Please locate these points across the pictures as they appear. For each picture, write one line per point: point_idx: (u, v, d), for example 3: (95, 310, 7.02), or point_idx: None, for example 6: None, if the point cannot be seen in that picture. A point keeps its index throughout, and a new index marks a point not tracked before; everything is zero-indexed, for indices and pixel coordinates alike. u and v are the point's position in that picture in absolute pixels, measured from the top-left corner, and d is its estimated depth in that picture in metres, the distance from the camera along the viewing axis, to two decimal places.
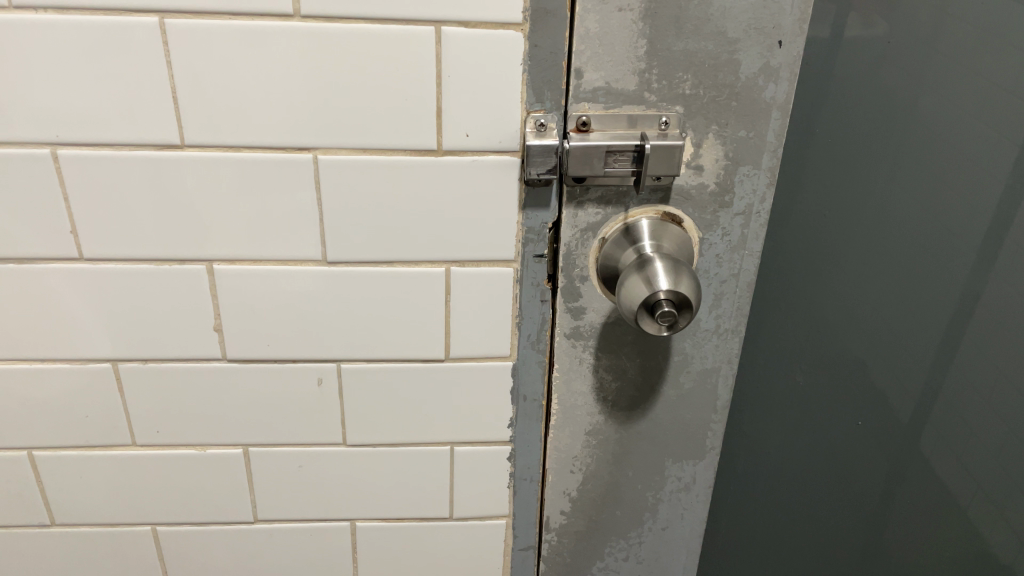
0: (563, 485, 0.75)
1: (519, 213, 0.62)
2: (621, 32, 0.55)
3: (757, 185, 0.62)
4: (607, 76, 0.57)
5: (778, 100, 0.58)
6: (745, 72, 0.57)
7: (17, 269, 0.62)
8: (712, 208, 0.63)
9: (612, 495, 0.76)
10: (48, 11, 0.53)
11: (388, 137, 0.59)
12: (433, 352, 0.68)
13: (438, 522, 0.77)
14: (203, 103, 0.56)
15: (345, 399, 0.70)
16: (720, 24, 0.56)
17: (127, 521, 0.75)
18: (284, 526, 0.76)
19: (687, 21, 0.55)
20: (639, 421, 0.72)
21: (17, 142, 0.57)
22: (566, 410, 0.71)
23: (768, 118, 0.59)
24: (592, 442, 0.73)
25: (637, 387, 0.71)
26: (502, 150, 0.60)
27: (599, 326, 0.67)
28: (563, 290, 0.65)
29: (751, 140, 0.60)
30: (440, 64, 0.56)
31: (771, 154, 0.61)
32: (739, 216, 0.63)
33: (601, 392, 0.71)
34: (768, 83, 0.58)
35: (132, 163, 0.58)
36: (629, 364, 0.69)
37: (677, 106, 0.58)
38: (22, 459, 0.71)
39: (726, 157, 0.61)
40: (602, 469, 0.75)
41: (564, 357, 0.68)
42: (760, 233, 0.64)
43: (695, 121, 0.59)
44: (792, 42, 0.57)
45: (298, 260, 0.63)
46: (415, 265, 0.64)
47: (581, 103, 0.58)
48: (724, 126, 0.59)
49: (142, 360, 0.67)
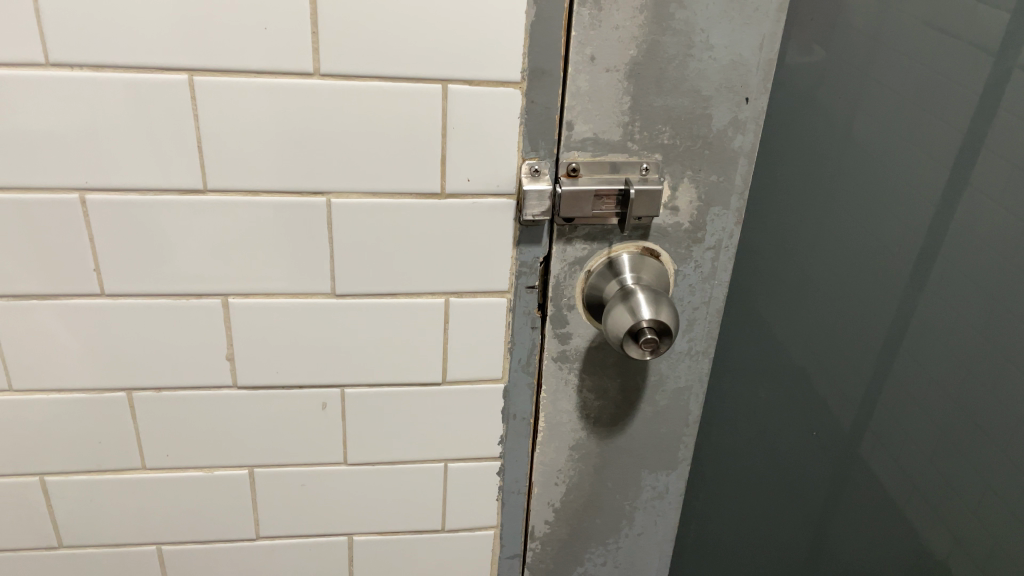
0: (547, 496, 0.81)
1: (513, 249, 0.68)
2: (608, 90, 0.62)
3: (726, 223, 0.69)
4: (594, 127, 0.64)
5: (745, 148, 0.66)
6: (717, 125, 0.65)
7: (39, 305, 0.65)
8: (686, 243, 0.70)
9: (592, 504, 0.82)
10: (85, 69, 0.57)
11: (396, 182, 0.64)
12: (431, 377, 0.73)
13: (431, 535, 0.82)
14: (226, 151, 0.61)
15: (347, 421, 0.74)
16: (695, 83, 0.63)
17: (132, 541, 0.78)
18: (284, 542, 0.80)
19: (666, 81, 0.62)
20: (618, 436, 0.79)
21: (47, 187, 0.61)
22: (552, 427, 0.77)
23: (736, 164, 0.66)
24: (575, 456, 0.79)
25: (617, 404, 0.77)
26: (500, 193, 0.65)
27: (584, 350, 0.73)
28: (552, 317, 0.71)
29: (721, 184, 0.67)
30: (446, 117, 0.62)
31: (739, 196, 0.68)
32: (710, 251, 0.70)
33: (584, 410, 0.77)
34: (737, 134, 0.65)
35: (156, 206, 0.63)
36: (610, 384, 0.76)
37: (656, 153, 0.65)
38: (33, 485, 0.73)
39: (699, 199, 0.68)
40: (584, 480, 0.81)
41: (551, 378, 0.74)
42: (729, 264, 0.71)
43: (672, 167, 0.66)
44: (758, 99, 0.64)
45: (309, 293, 0.68)
46: (418, 296, 0.69)
47: (572, 151, 0.64)
48: (698, 171, 0.66)
49: (156, 389, 0.70)
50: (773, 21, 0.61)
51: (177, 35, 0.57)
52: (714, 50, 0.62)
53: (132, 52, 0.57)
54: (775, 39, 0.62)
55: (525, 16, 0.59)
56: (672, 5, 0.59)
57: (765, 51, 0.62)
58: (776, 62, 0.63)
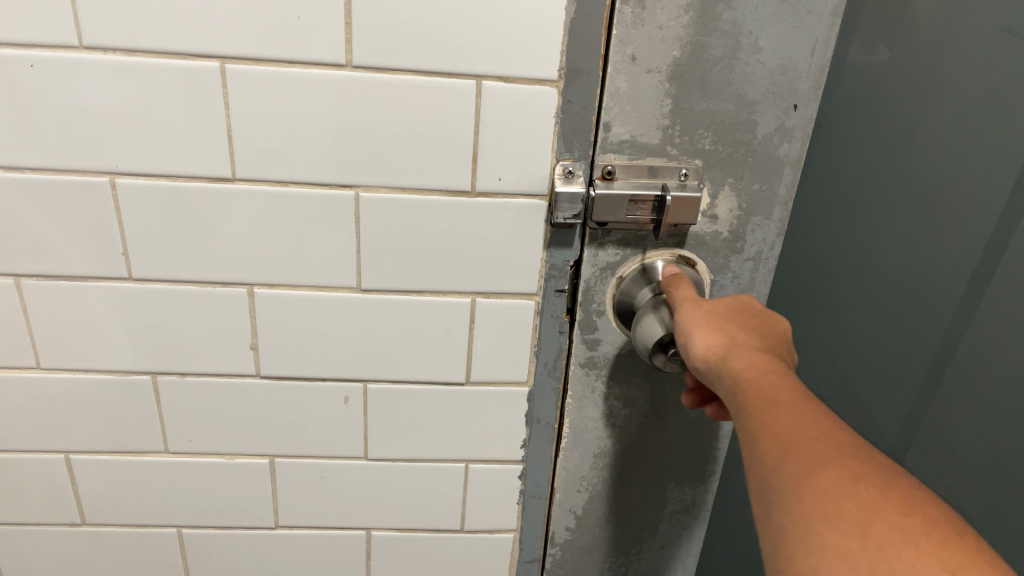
0: (569, 503, 0.80)
1: (543, 251, 0.66)
2: (648, 91, 0.60)
3: (767, 234, 0.66)
4: (632, 130, 0.61)
5: (791, 157, 0.63)
6: (762, 131, 0.62)
7: (68, 286, 0.65)
8: (724, 252, 0.67)
9: (616, 514, 0.80)
10: (119, 53, 0.57)
11: (425, 178, 0.62)
12: (455, 377, 0.72)
13: (450, 534, 0.81)
14: (256, 141, 0.60)
15: (369, 416, 0.74)
16: (740, 87, 0.60)
17: (154, 523, 0.78)
18: (303, 533, 0.80)
19: (710, 84, 0.60)
20: (644, 446, 0.77)
21: (79, 169, 0.61)
22: (576, 432, 0.76)
23: (781, 173, 0.63)
24: (599, 464, 0.78)
25: (645, 414, 0.75)
26: (532, 194, 0.63)
27: (612, 357, 0.71)
28: (581, 322, 0.69)
29: (764, 194, 0.64)
30: (479, 114, 0.60)
31: (782, 206, 0.65)
32: (749, 262, 0.68)
33: (610, 418, 0.75)
34: (783, 141, 0.62)
35: (184, 192, 0.62)
36: (638, 393, 0.74)
37: (696, 159, 0.63)
38: (59, 462, 0.74)
39: (740, 208, 0.65)
40: (607, 489, 0.79)
41: (577, 384, 0.73)
42: (768, 277, 0.69)
43: (713, 173, 0.63)
44: (807, 106, 0.61)
45: (334, 287, 0.67)
46: (444, 295, 0.68)
47: (608, 153, 0.62)
48: (740, 179, 0.64)
49: (180, 374, 0.70)
50: (827, 25, 0.58)
51: (209, 20, 0.56)
52: (762, 54, 0.59)
53: (165, 37, 0.57)
54: (828, 44, 0.59)
55: (565, 13, 0.57)
56: (719, 5, 0.57)
57: (817, 56, 0.59)
58: (828, 68, 0.60)
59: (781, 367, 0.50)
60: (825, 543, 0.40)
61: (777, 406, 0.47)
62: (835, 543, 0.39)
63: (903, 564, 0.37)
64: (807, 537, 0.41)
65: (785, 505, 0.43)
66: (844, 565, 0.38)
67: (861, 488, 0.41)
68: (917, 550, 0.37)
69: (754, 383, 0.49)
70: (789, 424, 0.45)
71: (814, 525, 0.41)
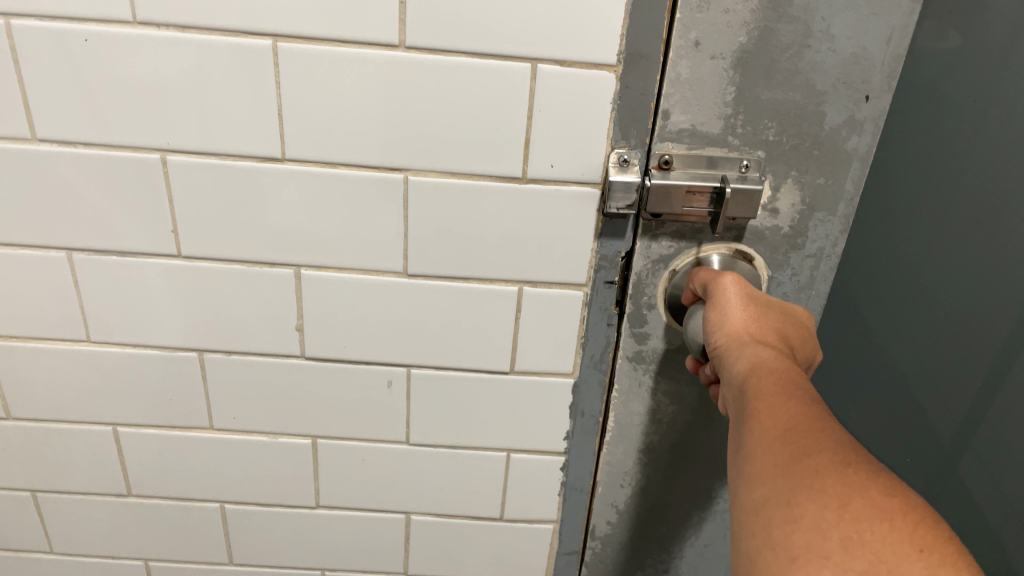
0: (611, 497, 0.79)
1: (594, 241, 0.64)
2: (711, 79, 0.57)
3: (830, 230, 0.63)
4: (693, 119, 0.59)
5: (860, 151, 0.60)
6: (830, 123, 0.59)
7: (119, 261, 0.66)
8: (784, 249, 0.64)
9: (658, 510, 0.79)
10: (171, 29, 0.56)
11: (476, 163, 0.61)
12: (500, 365, 0.71)
13: (489, 522, 0.81)
14: (306, 122, 0.60)
15: (412, 401, 0.73)
16: (809, 76, 0.57)
17: (198, 497, 0.79)
18: (344, 514, 0.80)
19: (777, 72, 0.57)
20: (691, 443, 0.75)
21: (131, 145, 0.61)
22: (621, 427, 0.74)
23: (848, 167, 0.60)
24: (643, 460, 0.76)
25: (693, 411, 0.73)
26: (585, 182, 0.61)
27: (661, 352, 0.69)
28: (630, 316, 0.68)
29: (829, 188, 0.61)
30: (534, 99, 0.58)
31: (847, 202, 0.62)
32: (810, 259, 0.65)
33: (657, 413, 0.73)
34: (852, 134, 0.59)
35: (233, 172, 0.62)
36: (687, 390, 0.72)
37: (758, 150, 0.60)
38: (107, 434, 0.75)
39: (803, 202, 0.62)
40: (651, 485, 0.77)
41: (624, 377, 0.71)
42: (828, 275, 0.66)
43: (776, 166, 0.61)
44: (880, 98, 0.58)
45: (381, 271, 0.66)
46: (491, 283, 0.66)
47: (666, 143, 0.60)
48: (804, 172, 0.61)
49: (226, 352, 0.70)
50: (905, 12, 0.55)
51: None
52: (835, 41, 0.56)
53: (217, 13, 0.56)
54: (905, 33, 0.55)
55: None
56: None
57: (894, 45, 0.56)
58: (904, 58, 0.56)
59: (798, 371, 0.50)
60: (803, 511, 0.39)
61: (785, 397, 0.46)
62: (812, 512, 0.39)
63: (873, 538, 0.37)
64: (787, 505, 0.40)
65: (768, 476, 0.42)
66: (817, 531, 0.38)
67: (847, 468, 0.40)
68: (889, 528, 0.37)
69: (764, 369, 0.49)
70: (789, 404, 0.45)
71: (796, 494, 0.40)
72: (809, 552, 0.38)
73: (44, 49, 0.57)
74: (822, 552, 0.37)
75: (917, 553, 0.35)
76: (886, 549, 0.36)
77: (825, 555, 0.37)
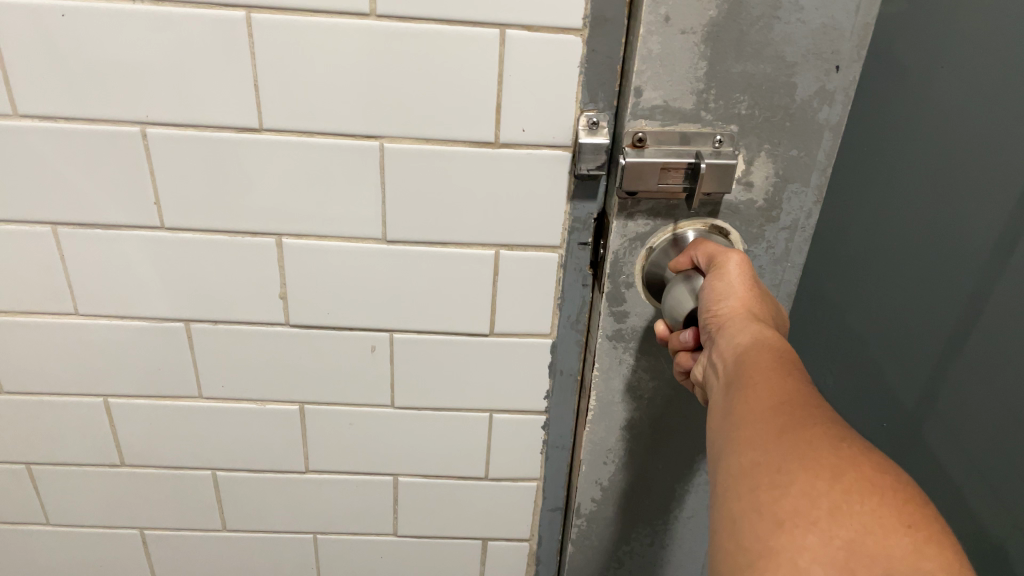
0: (595, 475, 0.80)
1: (567, 204, 0.66)
2: (682, 54, 0.58)
3: (804, 201, 0.65)
4: (665, 95, 0.60)
5: (831, 122, 0.61)
6: (801, 95, 0.60)
7: (104, 234, 0.67)
8: (759, 221, 0.66)
9: (641, 485, 0.81)
10: (146, 3, 0.57)
11: (450, 129, 0.63)
12: (480, 328, 0.73)
13: (475, 481, 0.83)
14: (282, 92, 0.61)
15: (396, 365, 0.75)
16: (779, 48, 0.58)
17: (190, 466, 0.81)
18: (333, 477, 0.83)
19: (748, 46, 0.58)
20: (671, 419, 0.77)
21: (111, 119, 0.62)
22: (603, 405, 0.75)
23: (820, 138, 0.62)
24: (625, 436, 0.78)
25: (673, 388, 0.75)
26: (556, 145, 0.63)
27: (640, 330, 0.71)
28: (608, 295, 0.68)
29: (802, 159, 0.63)
30: (503, 64, 0.60)
31: (820, 172, 0.64)
32: (784, 231, 0.67)
33: (637, 390, 0.75)
34: (823, 105, 0.61)
35: (214, 143, 0.63)
36: (666, 366, 0.73)
37: (731, 125, 0.62)
38: (98, 406, 0.77)
39: (776, 174, 0.64)
40: (634, 460, 0.79)
41: (604, 355, 0.72)
42: (803, 245, 0.68)
43: (749, 139, 0.62)
44: (849, 68, 0.59)
45: (361, 238, 0.68)
46: (468, 247, 0.68)
47: (639, 120, 0.61)
48: (777, 145, 0.63)
49: (213, 322, 0.72)
50: None
51: None
52: (804, 13, 0.57)
53: None
54: (872, 2, 0.56)
55: None
56: None
57: (862, 15, 0.57)
58: (873, 27, 0.58)
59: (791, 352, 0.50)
60: (793, 478, 0.39)
61: (782, 378, 0.46)
62: (802, 482, 0.39)
63: (862, 509, 0.37)
64: (776, 471, 0.40)
65: (759, 445, 0.42)
66: (807, 498, 0.38)
67: (842, 444, 0.40)
68: (879, 501, 0.37)
69: (760, 349, 0.49)
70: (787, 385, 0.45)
71: (787, 463, 0.40)
72: (795, 517, 0.38)
73: (21, 25, 0.58)
74: (809, 517, 0.37)
75: (905, 528, 0.36)
76: (875, 521, 0.36)
77: (813, 521, 0.37)
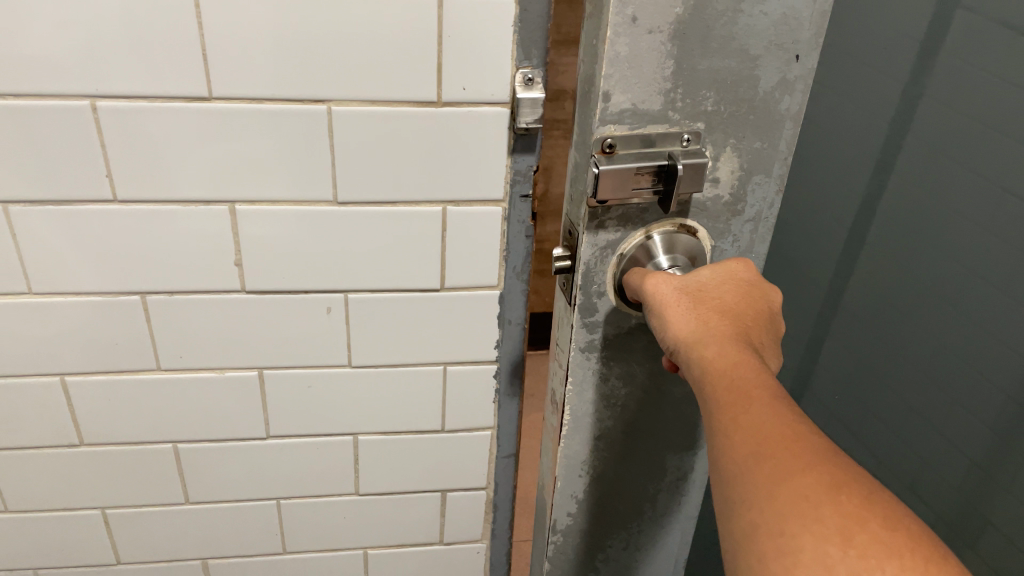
0: (570, 488, 0.71)
1: (508, 158, 0.71)
2: (650, 55, 0.50)
3: (767, 192, 0.58)
4: (634, 98, 0.51)
5: (792, 111, 0.55)
6: (764, 86, 0.53)
7: (56, 211, 0.68)
8: (725, 216, 0.59)
9: (616, 493, 0.72)
10: None
11: (395, 90, 0.66)
12: (431, 283, 0.77)
13: (432, 434, 0.87)
14: (230, 60, 0.63)
15: (351, 325, 0.78)
16: (743, 42, 0.51)
17: (150, 439, 0.83)
18: (293, 441, 0.85)
19: (713, 40, 0.50)
20: (643, 423, 0.69)
21: (59, 94, 0.63)
22: (577, 420, 0.67)
23: (782, 128, 0.55)
24: (599, 447, 0.69)
25: (646, 391, 0.67)
26: (495, 102, 0.68)
27: (614, 338, 0.63)
28: (581, 307, 0.60)
29: (765, 150, 0.56)
30: (443, 25, 0.63)
31: (783, 161, 0.57)
32: (749, 223, 0.60)
33: (609, 398, 0.66)
34: (785, 95, 0.54)
35: (165, 114, 0.65)
36: (638, 370, 0.65)
37: (697, 122, 0.54)
38: (54, 385, 0.77)
39: (741, 167, 0.57)
40: (609, 470, 0.71)
41: (578, 370, 0.64)
42: (767, 236, 0.61)
43: (714, 135, 0.55)
44: (809, 56, 0.53)
45: (311, 201, 0.71)
46: (417, 205, 0.72)
47: (607, 125, 0.52)
48: (741, 138, 0.55)
49: (168, 293, 0.74)
50: None
51: None
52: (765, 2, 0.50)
53: None
54: None
55: None
56: None
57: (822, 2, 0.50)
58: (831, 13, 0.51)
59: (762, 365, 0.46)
60: (801, 543, 0.38)
61: (757, 405, 0.43)
62: (812, 544, 0.38)
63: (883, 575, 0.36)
64: (779, 535, 0.39)
65: (755, 507, 0.41)
66: (820, 566, 0.37)
67: (844, 496, 0.39)
68: (898, 564, 0.36)
69: (727, 373, 0.45)
70: (765, 420, 0.42)
71: (789, 522, 0.39)
72: None
73: None
74: None
75: None
76: None
77: None
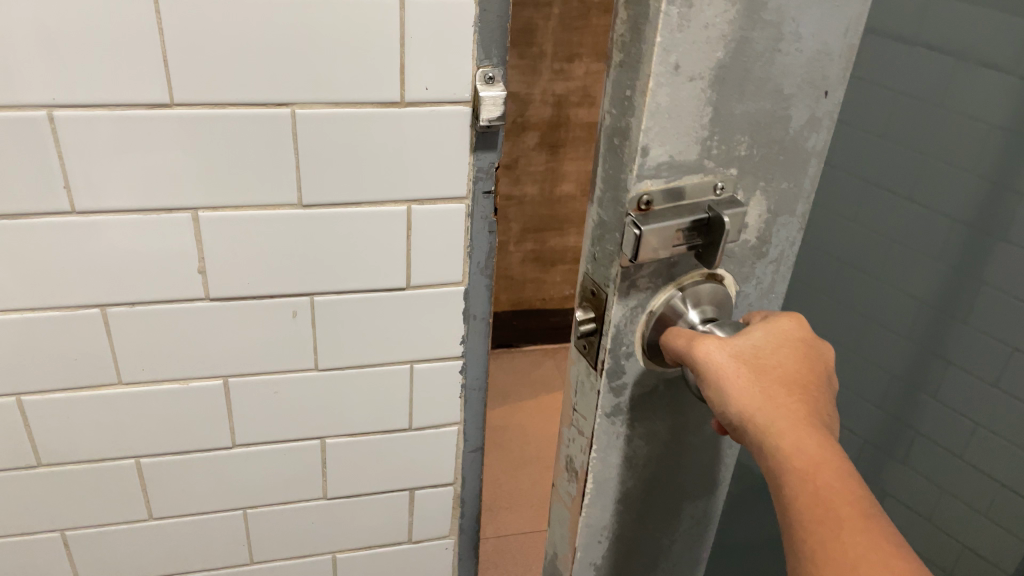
0: (589, 556, 0.58)
1: (470, 155, 0.73)
2: (691, 104, 0.42)
3: (791, 232, 0.52)
4: (672, 149, 0.44)
5: (817, 149, 0.49)
6: (794, 126, 0.47)
7: (13, 224, 0.67)
8: (751, 260, 0.51)
9: (636, 554, 0.61)
10: None
11: (358, 92, 0.67)
12: (397, 283, 0.78)
13: (400, 432, 0.88)
14: (192, 67, 0.63)
15: (317, 328, 0.78)
16: (780, 83, 0.44)
17: (112, 456, 0.81)
18: (259, 448, 0.85)
19: (750, 84, 0.44)
20: (665, 476, 0.58)
21: (15, 104, 0.62)
22: (600, 486, 0.55)
23: (806, 167, 0.49)
24: (622, 509, 0.57)
25: (667, 444, 0.57)
26: (457, 101, 0.69)
27: (640, 396, 0.53)
28: (606, 370, 0.50)
29: (790, 191, 0.50)
30: (405, 27, 0.65)
31: (806, 202, 0.51)
32: (772, 265, 0.53)
33: (632, 458, 0.55)
34: (811, 133, 0.48)
35: (125, 121, 0.64)
36: (661, 424, 0.55)
37: (730, 168, 0.47)
38: (10, 405, 0.75)
39: (767, 211, 0.50)
40: (631, 530, 0.59)
41: (602, 438, 0.53)
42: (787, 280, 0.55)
43: (745, 180, 0.48)
44: (836, 91, 0.47)
45: (275, 206, 0.71)
46: (381, 205, 0.73)
47: (644, 181, 0.44)
48: (771, 182, 0.49)
49: (130, 304, 0.73)
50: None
51: None
52: (801, 41, 0.44)
53: None
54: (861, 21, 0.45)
55: None
56: None
57: (851, 33, 0.45)
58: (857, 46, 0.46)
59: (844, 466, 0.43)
60: None
61: (847, 526, 0.41)
62: None
63: None
64: None
65: None
66: None
67: None
68: None
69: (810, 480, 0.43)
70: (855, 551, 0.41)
71: None
72: None
73: None
74: None
75: None
76: None
77: None
